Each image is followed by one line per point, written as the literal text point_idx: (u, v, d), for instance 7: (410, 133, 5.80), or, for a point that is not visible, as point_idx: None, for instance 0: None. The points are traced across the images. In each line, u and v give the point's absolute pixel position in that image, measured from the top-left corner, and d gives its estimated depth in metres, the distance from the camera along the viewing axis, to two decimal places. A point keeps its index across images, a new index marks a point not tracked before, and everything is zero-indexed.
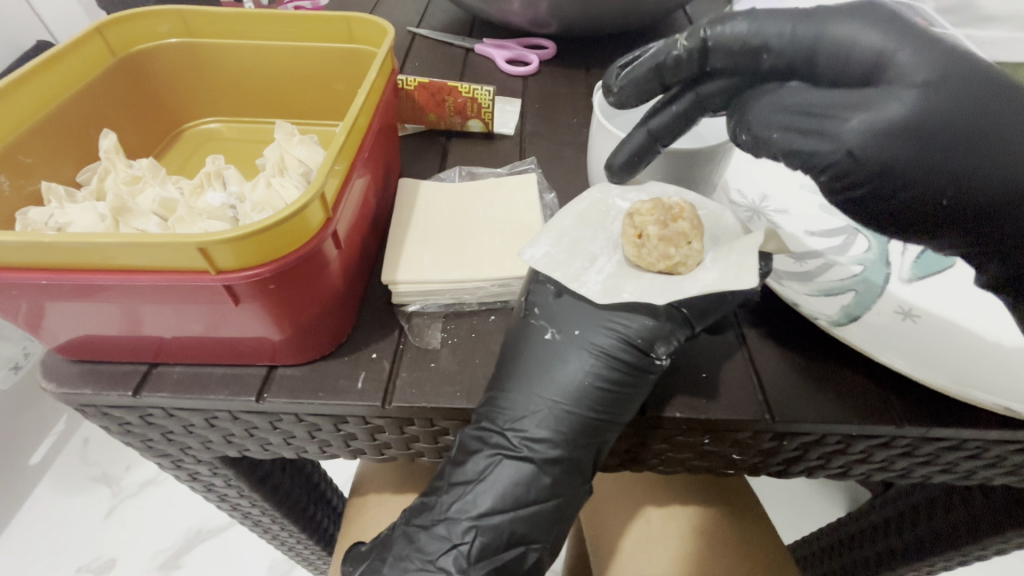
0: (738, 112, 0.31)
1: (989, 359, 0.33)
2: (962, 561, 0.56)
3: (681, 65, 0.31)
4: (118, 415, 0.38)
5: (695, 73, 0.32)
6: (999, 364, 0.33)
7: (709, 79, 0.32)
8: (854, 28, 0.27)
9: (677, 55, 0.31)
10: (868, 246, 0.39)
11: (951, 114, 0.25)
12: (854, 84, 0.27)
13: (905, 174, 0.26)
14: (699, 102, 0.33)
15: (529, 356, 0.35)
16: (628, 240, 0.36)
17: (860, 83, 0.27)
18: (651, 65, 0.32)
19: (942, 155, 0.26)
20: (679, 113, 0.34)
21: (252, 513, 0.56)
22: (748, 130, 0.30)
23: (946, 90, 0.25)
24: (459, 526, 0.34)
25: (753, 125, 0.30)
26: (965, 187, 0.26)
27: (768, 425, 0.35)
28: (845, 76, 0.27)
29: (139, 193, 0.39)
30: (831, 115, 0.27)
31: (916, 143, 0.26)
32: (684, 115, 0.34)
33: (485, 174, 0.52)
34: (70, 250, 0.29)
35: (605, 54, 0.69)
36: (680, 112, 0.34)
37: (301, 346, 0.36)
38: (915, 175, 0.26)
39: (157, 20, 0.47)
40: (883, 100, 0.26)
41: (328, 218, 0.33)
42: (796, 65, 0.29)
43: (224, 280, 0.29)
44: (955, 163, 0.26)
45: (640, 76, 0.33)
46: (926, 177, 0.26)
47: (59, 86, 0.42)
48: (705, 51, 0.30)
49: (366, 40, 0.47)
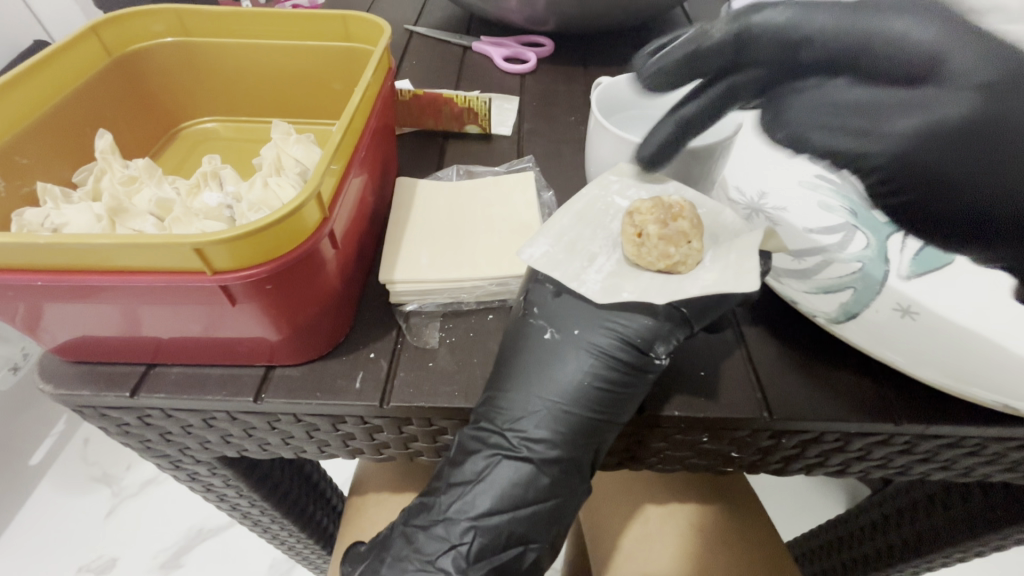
0: (773, 107, 0.29)
1: (991, 365, 0.33)
2: (961, 557, 0.56)
3: (715, 53, 0.29)
4: (117, 416, 0.38)
5: (730, 63, 0.29)
6: (1000, 369, 0.32)
7: (739, 71, 0.29)
8: (908, 22, 0.23)
9: (714, 41, 0.29)
10: (867, 242, 0.36)
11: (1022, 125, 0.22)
12: (904, 80, 0.24)
13: (962, 190, 0.24)
14: (732, 92, 0.30)
15: (528, 356, 0.35)
16: (627, 238, 0.36)
17: (911, 80, 0.24)
18: (686, 53, 0.30)
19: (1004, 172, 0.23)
20: (712, 102, 0.31)
21: (251, 512, 0.56)
22: (783, 125, 0.28)
23: (1009, 100, 0.22)
24: (458, 526, 0.34)
25: (788, 120, 0.28)
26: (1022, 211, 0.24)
27: (766, 423, 0.35)
28: (895, 69, 0.24)
29: (135, 194, 0.39)
30: (876, 115, 0.25)
31: (971, 151, 0.23)
32: (713, 106, 0.32)
33: (483, 172, 0.51)
34: (66, 251, 0.29)
35: (604, 51, 0.68)
36: (713, 101, 0.31)
37: (299, 346, 0.36)
38: (969, 189, 0.24)
39: (153, 19, 0.47)
40: (938, 99, 0.23)
41: (325, 218, 0.33)
42: (839, 55, 0.25)
43: (221, 281, 0.29)
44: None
45: (676, 64, 0.30)
46: (984, 191, 0.24)
47: (54, 86, 0.42)
48: (744, 40, 0.28)
49: (364, 39, 0.47)
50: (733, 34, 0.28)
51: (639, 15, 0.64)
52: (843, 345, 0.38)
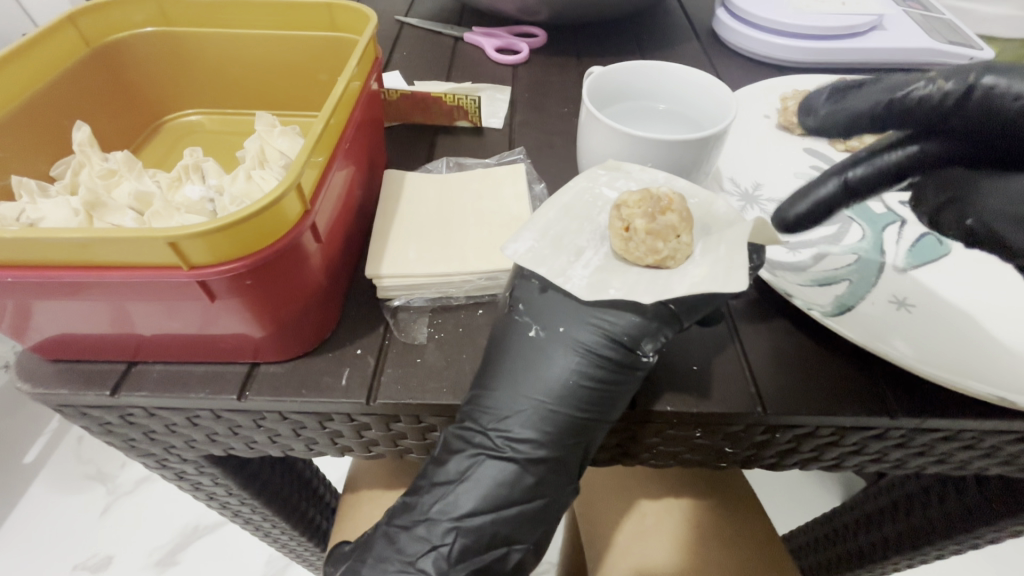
0: (949, 188, 0.29)
1: (981, 361, 0.34)
2: (957, 550, 0.56)
3: (903, 117, 0.29)
4: (98, 415, 0.37)
5: (913, 127, 0.29)
6: (989, 366, 0.34)
7: (926, 138, 0.29)
8: None
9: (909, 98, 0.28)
10: (864, 234, 0.42)
11: None
12: None
13: None
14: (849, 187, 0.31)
15: (513, 354, 0.34)
16: (614, 232, 0.35)
17: None
18: (866, 108, 0.30)
19: None
20: (836, 191, 0.32)
21: (242, 511, 0.55)
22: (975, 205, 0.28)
23: None
24: (440, 527, 0.34)
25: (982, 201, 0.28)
26: None
27: (758, 418, 0.35)
28: None
29: (114, 187, 0.38)
30: None
31: None
32: (843, 192, 0.32)
33: (473, 164, 0.50)
34: (36, 246, 0.28)
35: (598, 41, 0.67)
36: (838, 190, 0.32)
37: (283, 343, 0.35)
38: None
39: (132, 8, 0.46)
40: None
41: (306, 211, 0.32)
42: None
43: (197, 276, 0.28)
44: None
45: (851, 114, 0.31)
46: None
47: (29, 77, 0.41)
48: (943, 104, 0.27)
49: (349, 28, 0.46)
50: (929, 100, 0.27)
51: (633, 5, 0.63)
52: (836, 339, 0.38)
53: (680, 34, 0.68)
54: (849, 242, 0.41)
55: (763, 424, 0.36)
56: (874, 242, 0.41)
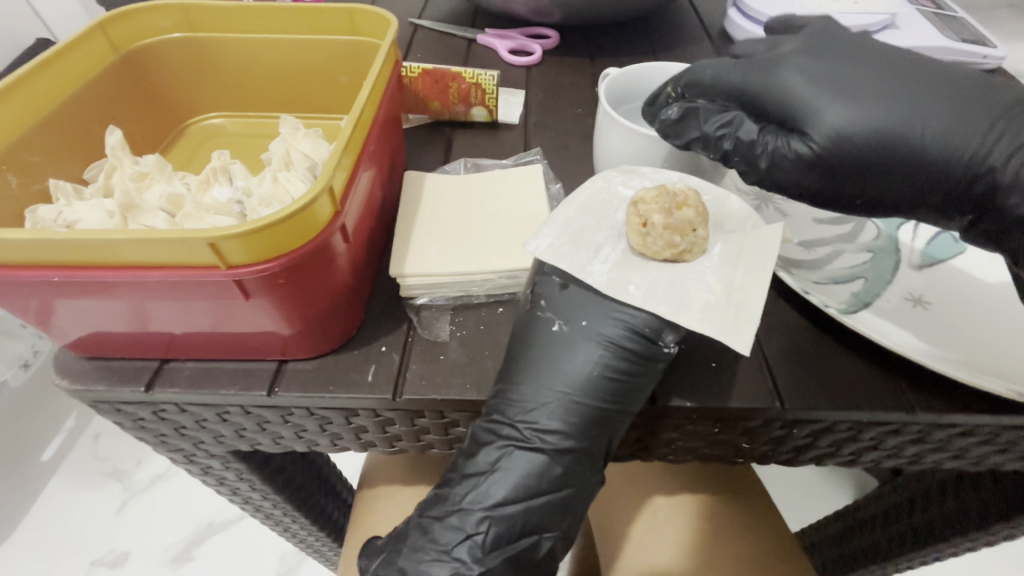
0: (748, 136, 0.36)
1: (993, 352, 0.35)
2: (971, 546, 0.56)
3: (744, 152, 0.37)
4: (132, 411, 0.38)
5: (822, 166, 0.34)
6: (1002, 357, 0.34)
7: (828, 159, 0.34)
8: (786, 76, 0.35)
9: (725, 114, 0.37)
10: (878, 232, 0.42)
11: (897, 124, 0.33)
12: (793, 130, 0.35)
13: (905, 139, 0.33)
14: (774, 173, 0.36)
15: (538, 348, 0.35)
16: (632, 228, 0.36)
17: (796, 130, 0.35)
18: (790, 158, 0.35)
19: (916, 132, 0.33)
20: (804, 161, 0.34)
21: (264, 506, 0.56)
22: (779, 151, 0.35)
23: (865, 117, 0.33)
24: (473, 516, 0.34)
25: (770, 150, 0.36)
26: (869, 119, 0.33)
27: (781, 413, 0.36)
28: (788, 118, 0.35)
29: (146, 190, 0.39)
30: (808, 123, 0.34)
31: (885, 130, 0.33)
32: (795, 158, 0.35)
33: (490, 165, 0.51)
34: (80, 247, 0.29)
35: (610, 41, 0.68)
36: (803, 160, 0.34)
37: (314, 340, 0.36)
38: (912, 151, 0.33)
39: (158, 16, 0.47)
40: (821, 112, 0.34)
41: (336, 212, 0.33)
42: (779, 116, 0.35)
43: (235, 275, 0.29)
44: (935, 131, 0.33)
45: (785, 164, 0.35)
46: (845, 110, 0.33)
47: (62, 83, 0.42)
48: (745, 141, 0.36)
49: (369, 32, 0.47)
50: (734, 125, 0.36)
51: (644, 5, 0.63)
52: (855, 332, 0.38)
53: (691, 33, 0.68)
54: (865, 239, 0.42)
55: (785, 419, 0.36)
56: (889, 239, 0.41)
